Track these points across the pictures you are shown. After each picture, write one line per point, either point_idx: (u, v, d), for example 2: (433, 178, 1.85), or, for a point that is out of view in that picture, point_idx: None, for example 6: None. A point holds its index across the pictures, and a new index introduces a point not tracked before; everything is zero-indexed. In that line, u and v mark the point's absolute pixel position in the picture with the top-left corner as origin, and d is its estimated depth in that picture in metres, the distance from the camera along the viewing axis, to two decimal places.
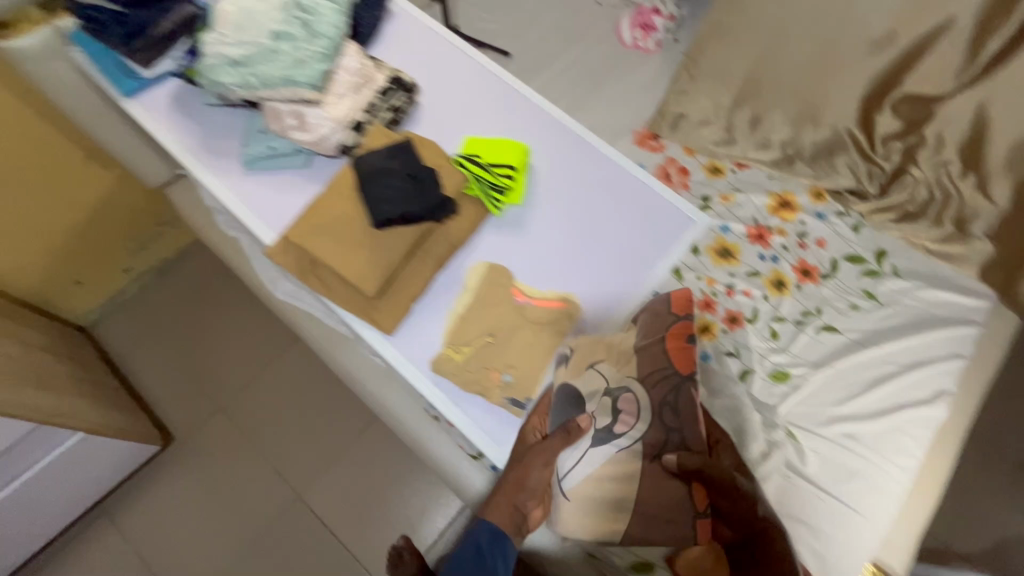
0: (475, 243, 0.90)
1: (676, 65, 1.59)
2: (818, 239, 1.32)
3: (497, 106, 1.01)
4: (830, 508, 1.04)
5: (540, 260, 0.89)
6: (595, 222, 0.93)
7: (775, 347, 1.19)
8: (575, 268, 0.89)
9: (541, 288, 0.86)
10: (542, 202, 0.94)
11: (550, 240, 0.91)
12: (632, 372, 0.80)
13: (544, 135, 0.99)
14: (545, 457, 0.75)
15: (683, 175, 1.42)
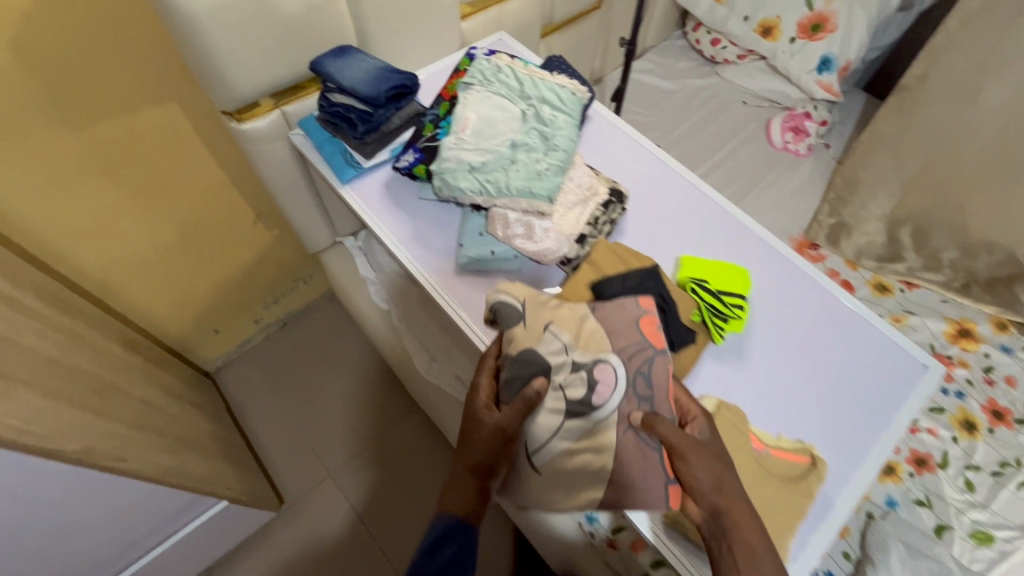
0: (693, 373, 0.80)
1: (829, 172, 1.56)
2: (1008, 376, 1.21)
3: (702, 222, 0.95)
4: None
5: (767, 401, 0.79)
6: (823, 363, 0.83)
7: (973, 501, 1.06)
8: (806, 414, 0.78)
9: (777, 438, 0.76)
10: (761, 331, 0.85)
11: (774, 377, 0.81)
12: (607, 346, 0.74)
13: (757, 257, 0.92)
14: (486, 440, 0.72)
15: (848, 288, 1.33)
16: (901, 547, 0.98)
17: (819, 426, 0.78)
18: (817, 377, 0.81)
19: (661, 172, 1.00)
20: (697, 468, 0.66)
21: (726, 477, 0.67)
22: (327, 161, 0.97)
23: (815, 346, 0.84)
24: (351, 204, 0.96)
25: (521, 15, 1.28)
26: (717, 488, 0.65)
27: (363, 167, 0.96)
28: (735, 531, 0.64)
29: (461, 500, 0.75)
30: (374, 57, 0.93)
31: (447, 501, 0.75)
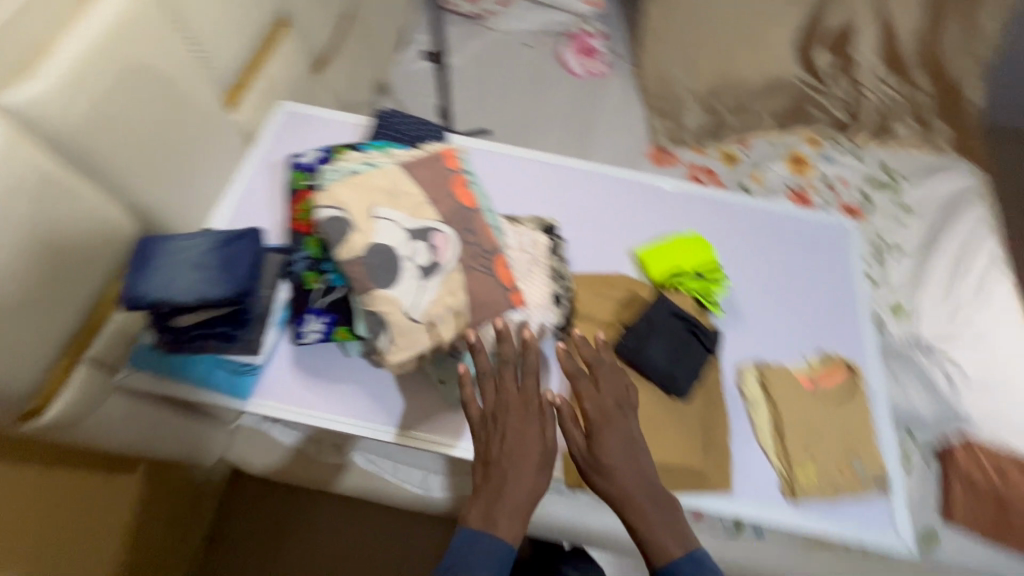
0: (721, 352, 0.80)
1: (634, 77, 1.63)
2: (839, 179, 1.49)
3: (627, 204, 0.91)
4: (1010, 396, 1.18)
5: (779, 336, 0.83)
6: (790, 273, 0.89)
7: (879, 286, 1.31)
8: (808, 325, 0.85)
9: (809, 362, 0.81)
10: (736, 276, 0.87)
11: (768, 310, 0.85)
12: (429, 214, 0.69)
13: (687, 211, 0.92)
14: (529, 456, 0.64)
15: (712, 173, 1.47)
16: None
17: (821, 328, 0.85)
18: (793, 287, 0.88)
19: (560, 175, 0.92)
20: (591, 458, 0.64)
21: (629, 457, 0.64)
22: (209, 387, 0.72)
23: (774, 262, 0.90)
24: (273, 415, 0.72)
25: (289, 71, 1.03)
26: (610, 476, 0.64)
27: (261, 364, 0.73)
28: (637, 514, 0.63)
29: (513, 521, 0.62)
30: (189, 233, 0.66)
31: (496, 519, 0.61)
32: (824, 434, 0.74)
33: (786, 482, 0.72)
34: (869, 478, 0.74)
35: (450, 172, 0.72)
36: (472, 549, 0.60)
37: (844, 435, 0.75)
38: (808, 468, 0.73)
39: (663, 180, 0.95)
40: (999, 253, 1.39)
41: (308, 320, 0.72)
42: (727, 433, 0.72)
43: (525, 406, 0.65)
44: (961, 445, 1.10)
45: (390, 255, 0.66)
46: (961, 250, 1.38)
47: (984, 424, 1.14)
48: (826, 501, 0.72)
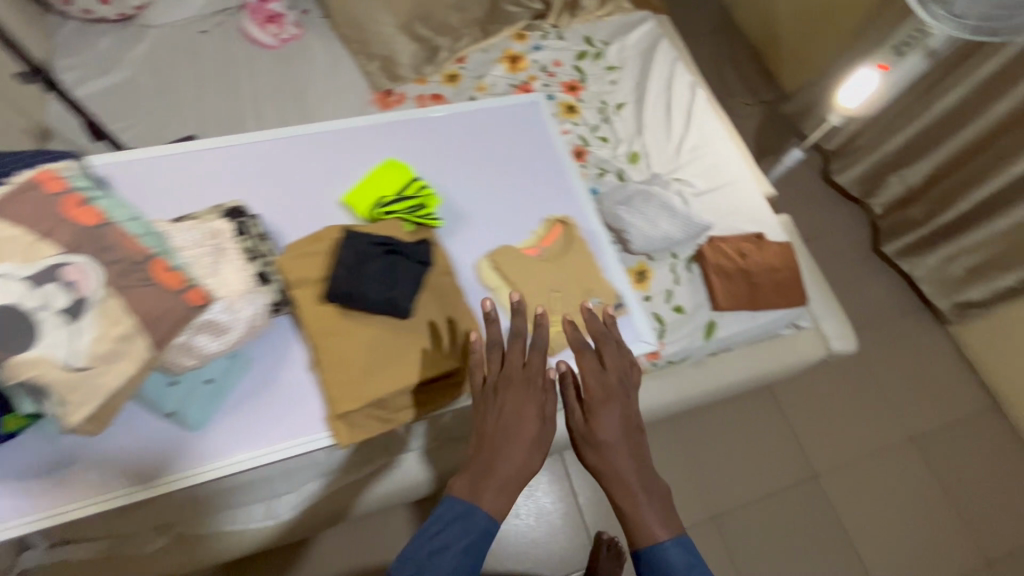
0: (456, 258, 0.83)
1: (331, 30, 1.55)
2: (553, 62, 1.57)
3: (322, 157, 0.88)
4: (731, 192, 1.41)
5: (503, 222, 0.89)
6: (497, 163, 0.95)
7: (614, 144, 1.45)
8: (526, 201, 0.92)
9: (534, 233, 0.87)
10: (450, 186, 0.91)
11: (487, 203, 0.90)
12: (45, 252, 0.59)
13: (385, 143, 0.92)
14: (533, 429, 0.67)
15: (440, 99, 1.47)
16: (616, 202, 1.30)
17: (538, 199, 0.93)
18: (503, 174, 0.94)
19: (239, 154, 0.85)
20: (588, 433, 0.71)
21: (626, 438, 0.71)
22: None
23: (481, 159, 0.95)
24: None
25: None
26: (604, 450, 0.70)
27: None
28: (628, 499, 0.69)
29: (498, 498, 0.64)
30: None
31: (483, 492, 0.64)
32: (561, 289, 0.82)
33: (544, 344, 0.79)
34: (608, 308, 0.84)
35: (52, 197, 0.62)
36: (450, 523, 0.64)
37: (577, 283, 0.83)
38: (556, 323, 0.81)
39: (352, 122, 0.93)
40: (692, 80, 1.60)
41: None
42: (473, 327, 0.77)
43: (534, 380, 0.70)
44: (707, 243, 1.30)
45: (9, 316, 0.56)
46: (665, 88, 1.56)
47: (721, 223, 1.35)
48: (581, 342, 0.81)
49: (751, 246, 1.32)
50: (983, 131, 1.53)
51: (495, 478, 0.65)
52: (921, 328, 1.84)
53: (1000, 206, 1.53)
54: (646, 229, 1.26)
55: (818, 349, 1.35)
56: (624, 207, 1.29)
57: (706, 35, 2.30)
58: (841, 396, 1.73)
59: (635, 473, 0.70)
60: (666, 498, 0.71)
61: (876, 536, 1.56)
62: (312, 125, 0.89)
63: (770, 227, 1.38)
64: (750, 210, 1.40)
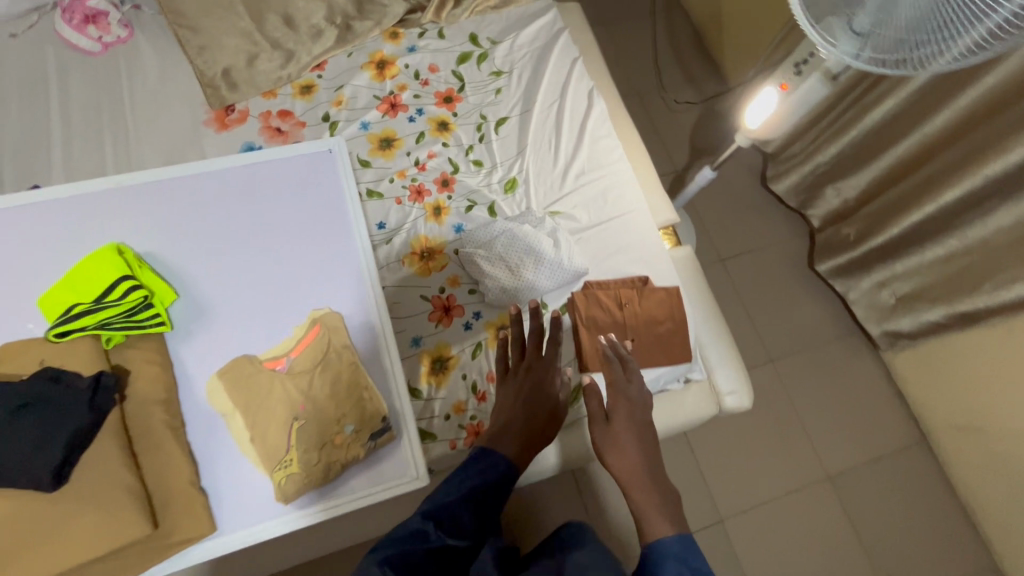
0: (186, 373, 0.78)
1: (166, 28, 1.32)
2: (429, 68, 1.35)
3: (54, 233, 0.80)
4: (617, 226, 1.23)
5: (259, 310, 0.80)
6: (266, 230, 0.84)
7: (489, 169, 1.26)
8: (292, 281, 0.82)
9: (288, 339, 0.80)
10: (200, 271, 0.81)
11: (244, 285, 0.82)
12: None
13: (129, 211, 0.83)
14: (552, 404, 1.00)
15: (287, 116, 1.27)
16: (476, 245, 1.15)
17: (309, 277, 0.83)
18: (272, 245, 0.83)
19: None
20: (604, 428, 0.92)
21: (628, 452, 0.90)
22: None
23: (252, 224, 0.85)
24: None
25: None
26: (619, 448, 0.89)
27: None
28: (641, 496, 0.82)
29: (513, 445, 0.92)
30: None
31: (503, 440, 0.91)
32: (307, 416, 0.76)
33: (275, 488, 0.75)
34: (364, 435, 0.78)
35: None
36: (489, 457, 0.88)
37: (328, 409, 0.77)
38: (293, 457, 0.76)
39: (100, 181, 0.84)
40: (591, 86, 1.38)
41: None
42: (181, 476, 0.73)
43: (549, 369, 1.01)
44: (579, 291, 1.14)
45: None
46: (559, 96, 1.35)
47: (602, 265, 1.19)
48: (325, 479, 0.76)
49: (632, 295, 1.15)
50: (919, 147, 1.34)
51: (531, 441, 0.95)
52: (852, 355, 1.70)
53: (935, 235, 1.36)
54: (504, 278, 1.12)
55: (709, 406, 1.20)
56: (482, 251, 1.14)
57: (643, 16, 2.03)
58: (758, 433, 1.60)
59: (641, 473, 0.85)
60: (677, 504, 0.81)
61: None
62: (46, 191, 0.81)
63: (660, 267, 1.21)
64: (639, 248, 1.22)
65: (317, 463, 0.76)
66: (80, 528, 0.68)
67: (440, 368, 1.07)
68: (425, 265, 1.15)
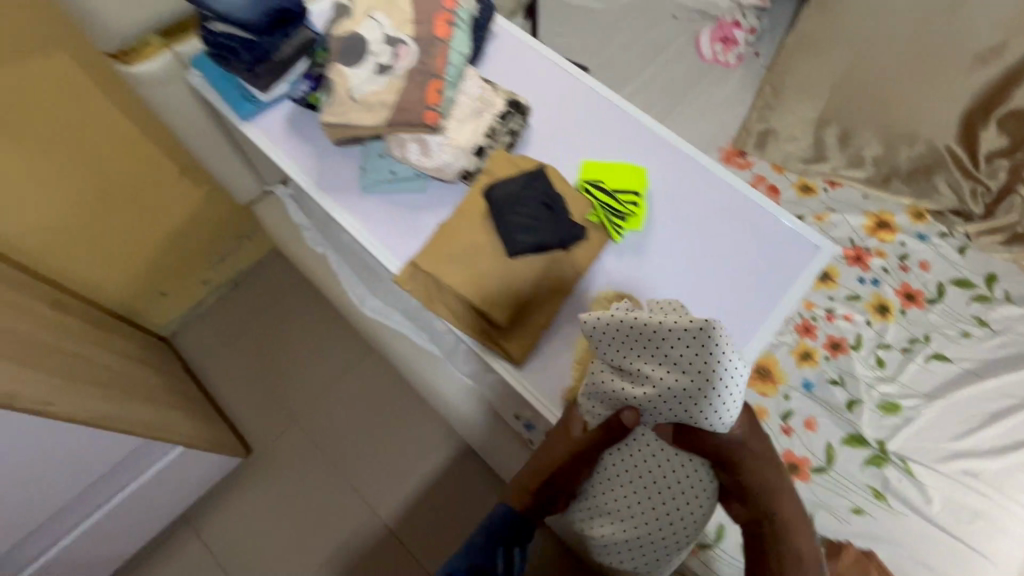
0: (597, 271, 0.84)
1: (759, 80, 1.57)
2: (920, 262, 1.27)
3: (592, 118, 0.96)
4: (951, 550, 0.99)
5: (668, 287, 0.84)
6: (713, 253, 0.87)
7: (883, 376, 1.14)
8: (693, 301, 0.84)
9: None
10: (658, 226, 0.88)
11: (666, 263, 0.86)
12: (407, 32, 0.83)
13: (656, 150, 0.93)
14: (560, 457, 0.76)
15: (774, 192, 1.37)
16: (624, 331, 0.69)
17: (709, 313, 0.84)
18: (716, 258, 0.86)
19: (553, 71, 1.01)
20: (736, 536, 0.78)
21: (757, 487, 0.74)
22: (226, 99, 0.96)
23: (721, 232, 0.88)
24: (253, 140, 0.96)
25: None
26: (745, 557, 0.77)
27: (263, 102, 0.96)
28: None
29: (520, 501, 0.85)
30: None
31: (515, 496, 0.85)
32: None
33: (569, 390, 0.77)
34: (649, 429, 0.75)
35: (443, 8, 0.84)
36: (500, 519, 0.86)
37: None
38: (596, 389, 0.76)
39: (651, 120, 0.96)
40: None
41: (289, 74, 0.92)
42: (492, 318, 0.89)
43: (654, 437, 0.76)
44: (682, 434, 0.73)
45: (362, 46, 0.82)
46: None
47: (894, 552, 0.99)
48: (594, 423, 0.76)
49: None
50: None
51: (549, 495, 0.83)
52: None
53: None
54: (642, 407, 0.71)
55: None
56: (637, 342, 0.69)
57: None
58: None
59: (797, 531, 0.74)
60: None
61: None
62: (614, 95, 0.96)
63: None
64: None
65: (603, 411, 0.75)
66: (476, 288, 0.77)
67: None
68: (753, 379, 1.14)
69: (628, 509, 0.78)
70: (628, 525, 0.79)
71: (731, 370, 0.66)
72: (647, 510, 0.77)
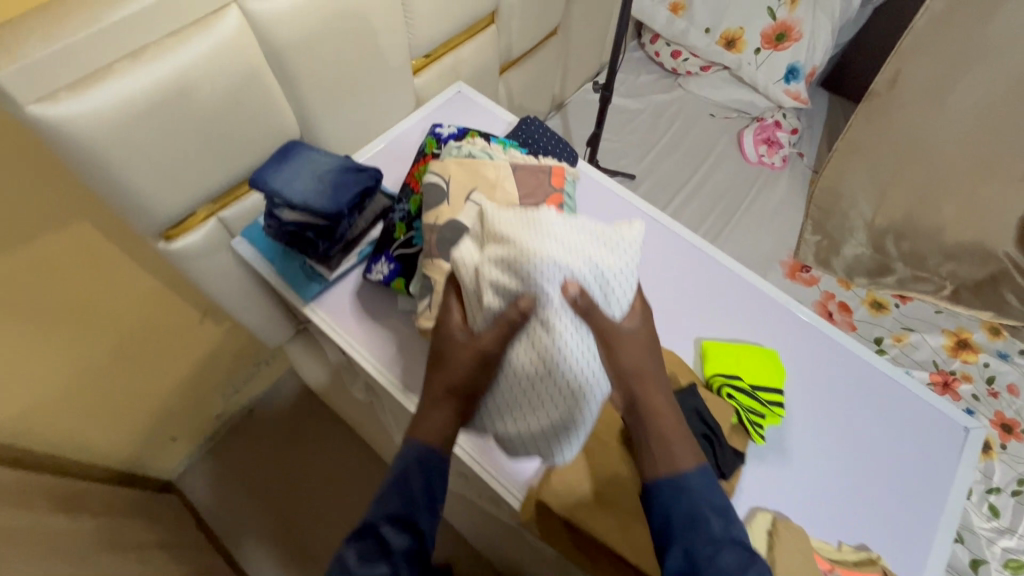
0: (742, 480, 0.73)
1: (807, 182, 1.52)
2: (1009, 386, 1.21)
3: (702, 286, 0.89)
4: None
5: (823, 495, 0.74)
6: (862, 447, 0.78)
7: (1000, 528, 1.05)
8: (855, 513, 0.74)
9: (832, 544, 0.70)
10: (796, 417, 0.79)
11: (814, 462, 0.76)
12: None
13: (775, 321, 0.86)
14: (463, 363, 0.60)
15: (845, 311, 1.30)
16: (513, 218, 0.59)
17: (875, 527, 0.73)
18: (864, 452, 0.78)
19: (649, 229, 0.94)
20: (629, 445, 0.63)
21: (633, 385, 0.60)
22: (284, 277, 0.82)
23: (863, 419, 0.80)
24: (318, 325, 0.81)
25: (476, 60, 1.15)
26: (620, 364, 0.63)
27: (329, 280, 0.83)
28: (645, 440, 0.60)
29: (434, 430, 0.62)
30: (325, 152, 0.77)
31: (418, 425, 0.63)
32: None
33: None
34: None
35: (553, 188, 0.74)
36: (415, 466, 0.60)
37: None
38: None
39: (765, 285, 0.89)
40: None
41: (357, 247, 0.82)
42: None
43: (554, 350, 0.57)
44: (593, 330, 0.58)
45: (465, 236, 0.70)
46: None
47: None
48: None
49: None
50: None
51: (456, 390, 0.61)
52: None
53: None
54: (536, 310, 0.57)
55: None
56: (525, 228, 0.57)
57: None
58: None
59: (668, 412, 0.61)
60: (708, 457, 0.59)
61: None
62: (725, 259, 0.90)
63: None
64: None
65: None
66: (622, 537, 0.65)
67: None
68: None
69: (540, 396, 0.59)
70: (535, 419, 0.60)
71: (611, 255, 0.59)
72: (547, 409, 0.59)
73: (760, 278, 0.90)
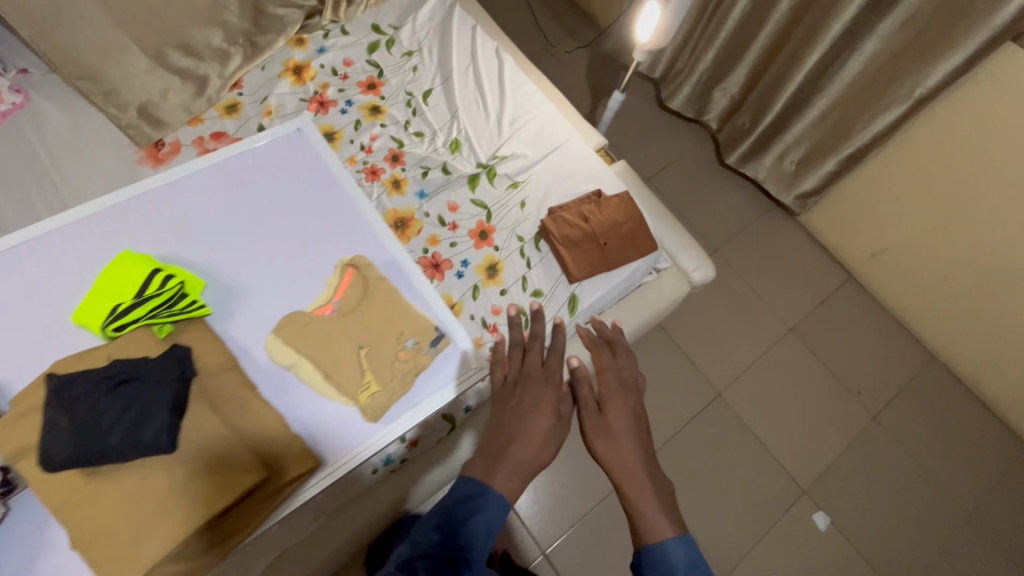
0: (233, 343, 0.71)
1: (63, 84, 1.28)
2: (344, 63, 1.42)
3: (27, 282, 0.74)
4: (558, 157, 1.36)
5: (286, 270, 0.78)
6: (268, 216, 0.83)
7: (431, 137, 1.35)
8: (314, 251, 0.80)
9: (325, 288, 0.77)
10: (211, 259, 0.77)
11: (260, 264, 0.78)
12: None
13: (117, 226, 0.79)
14: (600, 448, 0.86)
15: (221, 136, 1.28)
16: None
17: (331, 242, 0.81)
18: (275, 219, 0.82)
19: None
20: (602, 421, 0.88)
21: (631, 430, 0.87)
22: None
23: (249, 198, 0.84)
24: None
25: None
26: (635, 442, 0.86)
27: None
28: (636, 488, 0.81)
29: (507, 477, 0.78)
30: None
31: (494, 474, 0.78)
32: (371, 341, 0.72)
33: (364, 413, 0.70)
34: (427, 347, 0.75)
35: None
36: (473, 505, 0.76)
37: (386, 329, 0.74)
38: (372, 379, 0.71)
39: (73, 217, 0.79)
40: (496, 45, 1.51)
41: None
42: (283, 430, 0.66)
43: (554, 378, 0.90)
44: None
45: None
46: (472, 59, 1.47)
47: (562, 194, 1.32)
48: (411, 391, 0.72)
49: (592, 208, 1.28)
50: (776, 31, 1.59)
51: (507, 448, 0.80)
52: (777, 225, 1.95)
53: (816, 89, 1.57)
54: None
55: (682, 285, 1.36)
56: None
57: None
58: (724, 313, 1.81)
59: (633, 450, 0.85)
60: (674, 500, 0.82)
61: (784, 436, 1.66)
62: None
63: (606, 180, 1.35)
64: (589, 166, 1.36)
65: (397, 385, 0.72)
66: (197, 488, 0.60)
67: (493, 271, 1.21)
68: (479, 241, 1.24)
69: None
70: None
71: None
72: None
73: (64, 215, 0.78)
